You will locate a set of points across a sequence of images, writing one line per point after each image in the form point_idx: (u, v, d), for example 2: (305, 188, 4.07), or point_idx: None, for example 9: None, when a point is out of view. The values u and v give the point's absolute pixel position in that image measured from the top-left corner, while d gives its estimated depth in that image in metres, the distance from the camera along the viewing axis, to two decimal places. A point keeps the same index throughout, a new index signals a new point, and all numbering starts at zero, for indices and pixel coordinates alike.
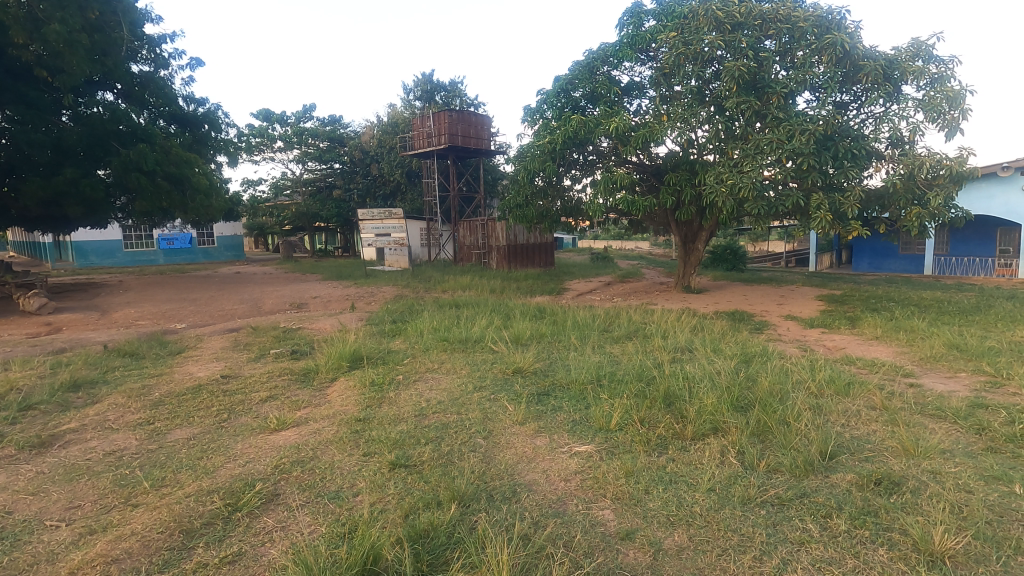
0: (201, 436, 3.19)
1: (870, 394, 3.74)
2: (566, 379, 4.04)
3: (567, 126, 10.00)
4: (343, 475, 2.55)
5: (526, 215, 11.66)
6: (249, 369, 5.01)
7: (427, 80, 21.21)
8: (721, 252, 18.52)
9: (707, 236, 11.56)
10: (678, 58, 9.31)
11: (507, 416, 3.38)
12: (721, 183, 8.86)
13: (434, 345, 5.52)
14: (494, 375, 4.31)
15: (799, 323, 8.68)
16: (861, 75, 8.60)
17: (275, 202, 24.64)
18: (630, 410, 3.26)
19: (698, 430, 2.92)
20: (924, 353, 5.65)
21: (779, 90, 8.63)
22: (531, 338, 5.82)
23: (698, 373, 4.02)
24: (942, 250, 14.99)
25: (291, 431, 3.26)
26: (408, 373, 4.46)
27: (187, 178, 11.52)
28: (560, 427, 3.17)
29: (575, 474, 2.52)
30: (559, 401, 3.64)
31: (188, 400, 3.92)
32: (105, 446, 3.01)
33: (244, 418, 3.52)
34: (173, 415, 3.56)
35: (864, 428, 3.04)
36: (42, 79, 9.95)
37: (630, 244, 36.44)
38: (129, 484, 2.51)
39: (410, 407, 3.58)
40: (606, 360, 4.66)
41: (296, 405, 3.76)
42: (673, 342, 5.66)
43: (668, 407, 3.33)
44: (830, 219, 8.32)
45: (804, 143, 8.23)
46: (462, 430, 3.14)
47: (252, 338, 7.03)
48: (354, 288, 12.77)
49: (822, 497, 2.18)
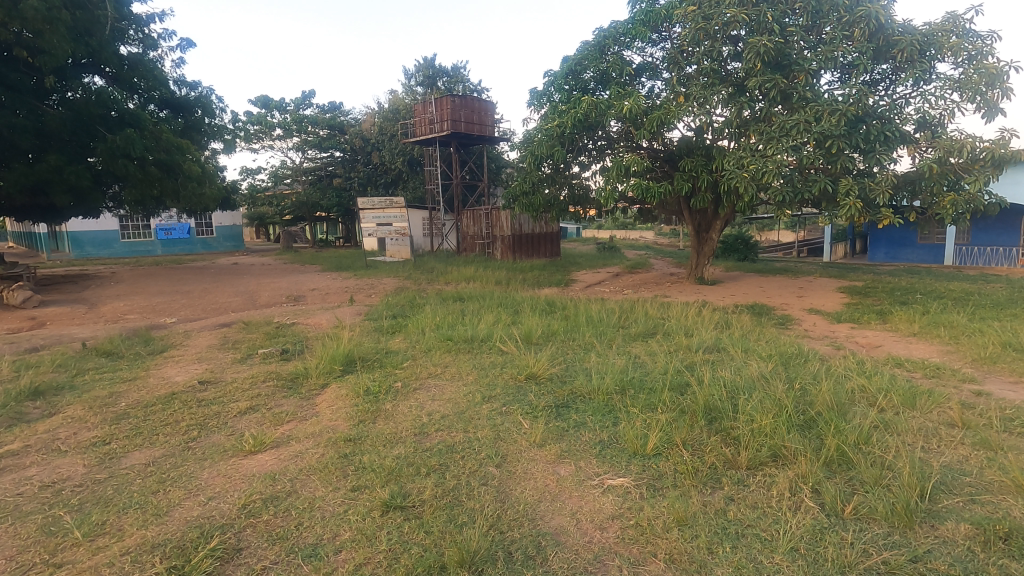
0: (164, 460, 2.71)
1: (941, 407, 3.23)
2: (586, 388, 3.53)
3: (577, 109, 9.42)
4: (324, 522, 2.06)
5: (533, 204, 11.11)
6: (230, 373, 4.48)
7: (429, 64, 20.55)
8: (732, 242, 17.99)
9: (722, 225, 11.02)
10: (696, 35, 8.75)
11: (522, 435, 2.87)
12: (742, 168, 8.33)
13: (436, 345, 5.01)
14: (505, 383, 3.79)
15: (825, 318, 8.14)
16: (895, 51, 8.02)
17: (274, 191, 24.14)
18: (667, 431, 2.78)
19: (754, 458, 2.44)
20: (976, 353, 5.13)
21: (806, 67, 8.02)
22: (543, 336, 5.32)
23: (737, 381, 3.52)
24: (963, 239, 14.48)
25: (269, 454, 2.77)
26: (407, 380, 3.94)
27: (178, 165, 11.06)
28: (585, 452, 2.67)
29: (613, 520, 2.04)
30: (582, 415, 3.14)
31: (156, 413, 3.42)
32: (44, 475, 2.53)
33: (217, 436, 3.03)
34: (134, 433, 3.07)
35: (953, 453, 2.54)
36: (22, 60, 9.42)
37: (634, 234, 35.89)
38: (58, 532, 2.03)
39: (411, 423, 3.09)
40: (629, 363, 4.16)
41: (278, 420, 3.27)
42: (699, 341, 5.14)
43: (710, 426, 2.86)
44: (859, 206, 7.78)
45: (833, 124, 7.63)
46: (468, 454, 2.64)
47: (242, 336, 6.52)
48: (353, 280, 12.25)
49: (942, 564, 1.69)
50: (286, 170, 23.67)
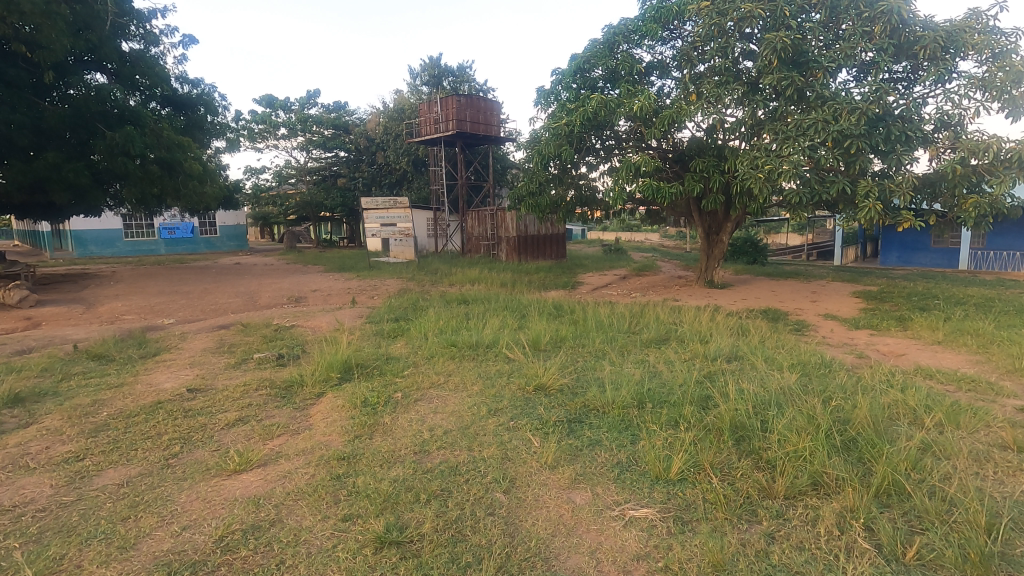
0: (140, 480, 2.47)
1: (990, 427, 2.93)
2: (600, 401, 3.27)
3: (585, 107, 9.16)
4: (310, 560, 1.83)
5: (539, 205, 10.85)
6: (222, 380, 4.25)
7: (435, 64, 20.34)
8: (740, 244, 17.69)
9: (733, 227, 10.74)
10: (710, 31, 8.49)
11: (532, 455, 2.61)
12: (757, 168, 8.05)
13: (439, 351, 4.77)
14: (512, 394, 3.54)
15: (842, 323, 7.87)
16: (917, 48, 7.71)
17: (278, 191, 23.99)
18: (693, 452, 2.53)
19: (793, 486, 2.19)
20: (1009, 364, 4.84)
21: (825, 64, 7.74)
22: (552, 343, 5.06)
23: (764, 395, 3.25)
24: (978, 243, 14.15)
25: (254, 474, 2.53)
26: (408, 390, 3.69)
27: (179, 163, 10.87)
28: (602, 476, 2.41)
29: (638, 563, 1.80)
30: (597, 432, 2.88)
31: (138, 424, 3.18)
32: (6, 499, 2.31)
33: (200, 452, 2.80)
34: (110, 447, 2.83)
35: (1014, 482, 2.27)
36: (21, 55, 9.25)
37: (639, 236, 35.61)
38: (8, 570, 1.82)
39: (411, 439, 2.83)
40: (644, 374, 3.89)
41: (268, 434, 3.03)
42: (716, 348, 4.88)
43: (739, 447, 2.61)
44: (878, 209, 7.49)
45: (853, 123, 7.33)
46: (473, 478, 2.39)
47: (239, 339, 6.29)
48: (356, 281, 12.04)
49: None
50: (291, 170, 23.52)
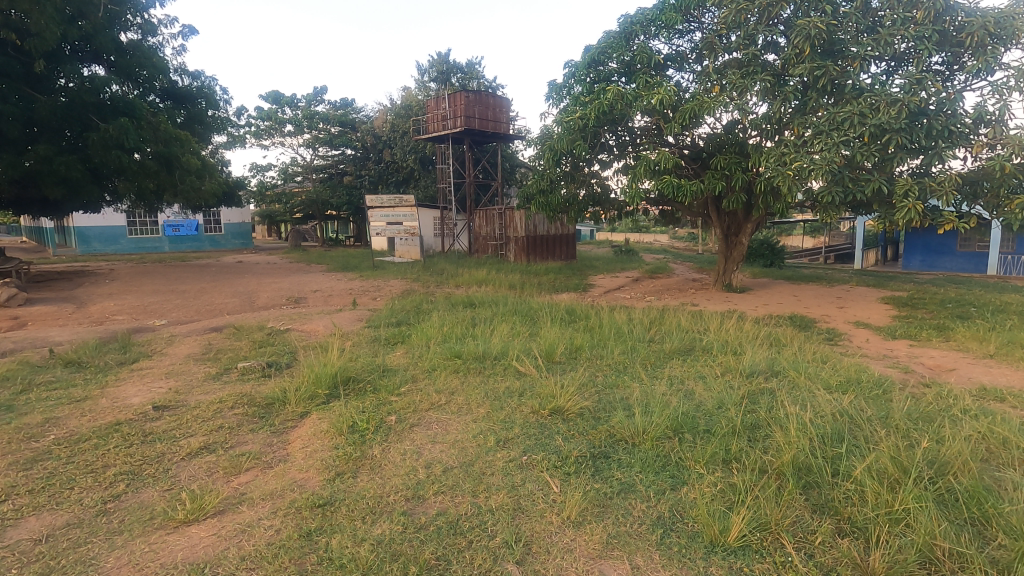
0: (63, 535, 1.99)
1: None
2: (629, 431, 2.75)
3: (601, 100, 8.61)
4: None
5: (550, 204, 10.30)
6: (198, 394, 3.77)
7: (443, 60, 19.87)
8: (757, 247, 17.11)
9: (753, 228, 10.18)
10: (736, 17, 7.92)
11: (551, 506, 2.10)
12: (784, 165, 7.46)
13: (440, 364, 4.25)
14: (524, 419, 3.03)
15: (876, 332, 7.31)
16: (964, 35, 6.99)
17: (283, 188, 23.59)
18: (756, 504, 2.02)
19: (895, 564, 1.69)
20: None
21: (860, 54, 7.12)
22: (566, 354, 4.54)
23: (826, 424, 2.71)
24: (1007, 247, 13.47)
25: (207, 525, 2.04)
26: (403, 413, 3.18)
27: (177, 158, 10.39)
28: (641, 539, 1.89)
29: None
30: (631, 474, 2.35)
31: (85, 452, 2.70)
32: None
33: (149, 492, 2.31)
34: (42, 485, 2.35)
35: None
36: (11, 43, 8.85)
37: (649, 237, 35.02)
38: None
39: (403, 480, 2.33)
40: (675, 395, 3.35)
41: (235, 467, 2.53)
42: (751, 362, 4.32)
43: (812, 500, 2.09)
44: (919, 210, 6.88)
45: (893, 116, 6.69)
46: (479, 540, 1.89)
47: (228, 344, 5.81)
48: (358, 281, 11.56)
49: None
50: (297, 168, 23.12)
